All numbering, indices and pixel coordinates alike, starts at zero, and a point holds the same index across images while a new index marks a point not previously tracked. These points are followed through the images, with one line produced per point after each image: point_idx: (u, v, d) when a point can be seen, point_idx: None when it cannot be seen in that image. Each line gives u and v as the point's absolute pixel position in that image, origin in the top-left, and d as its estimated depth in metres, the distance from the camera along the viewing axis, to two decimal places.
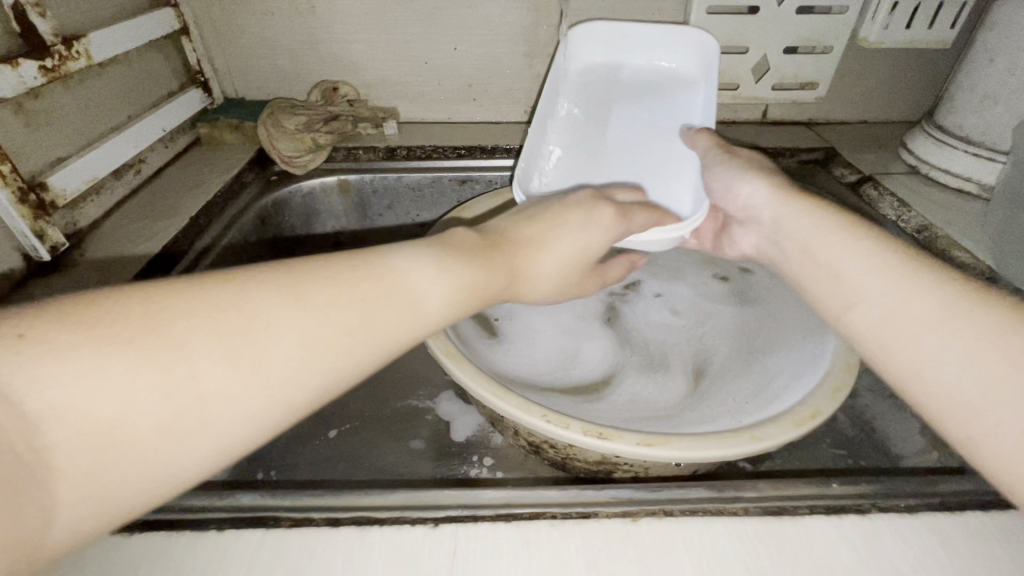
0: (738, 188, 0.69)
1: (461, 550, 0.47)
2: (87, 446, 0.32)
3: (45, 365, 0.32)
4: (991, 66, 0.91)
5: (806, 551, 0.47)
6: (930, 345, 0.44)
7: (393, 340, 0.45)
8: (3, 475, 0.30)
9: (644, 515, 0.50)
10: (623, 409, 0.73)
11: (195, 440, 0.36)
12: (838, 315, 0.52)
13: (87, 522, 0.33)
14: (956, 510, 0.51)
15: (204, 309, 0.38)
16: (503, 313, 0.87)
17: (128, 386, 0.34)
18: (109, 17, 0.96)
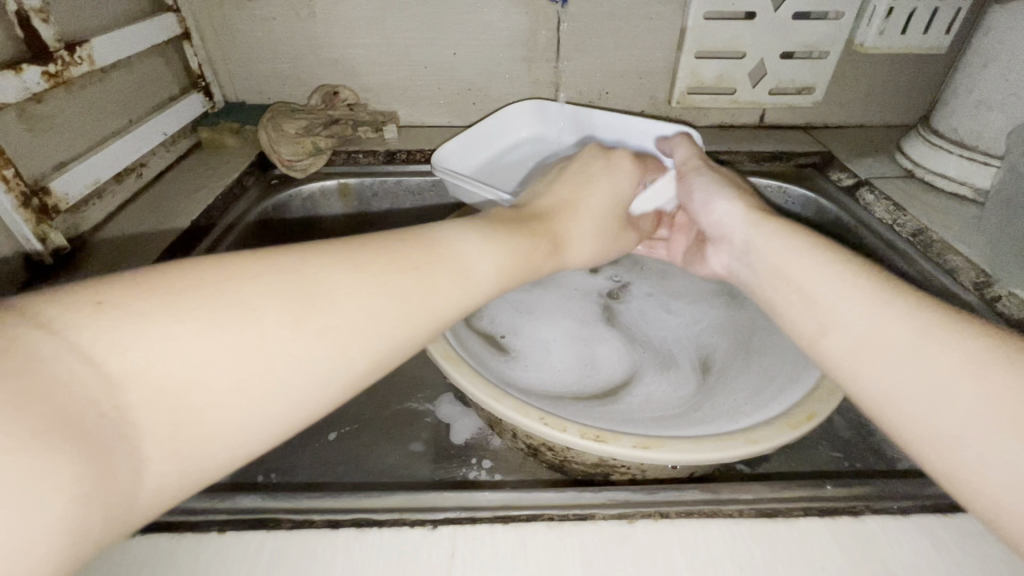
0: (715, 204, 0.67)
1: (459, 551, 0.48)
2: (163, 405, 0.32)
3: (125, 325, 0.32)
4: (986, 72, 0.92)
5: (801, 553, 0.48)
6: (907, 373, 0.43)
7: (446, 309, 0.47)
8: (96, 435, 0.29)
9: (640, 516, 0.51)
10: (637, 412, 0.71)
11: (267, 397, 0.36)
12: (811, 341, 0.51)
13: (167, 486, 0.33)
14: (949, 512, 0.51)
15: (272, 272, 0.39)
16: (506, 328, 0.86)
17: (206, 346, 0.34)
18: (111, 22, 0.97)
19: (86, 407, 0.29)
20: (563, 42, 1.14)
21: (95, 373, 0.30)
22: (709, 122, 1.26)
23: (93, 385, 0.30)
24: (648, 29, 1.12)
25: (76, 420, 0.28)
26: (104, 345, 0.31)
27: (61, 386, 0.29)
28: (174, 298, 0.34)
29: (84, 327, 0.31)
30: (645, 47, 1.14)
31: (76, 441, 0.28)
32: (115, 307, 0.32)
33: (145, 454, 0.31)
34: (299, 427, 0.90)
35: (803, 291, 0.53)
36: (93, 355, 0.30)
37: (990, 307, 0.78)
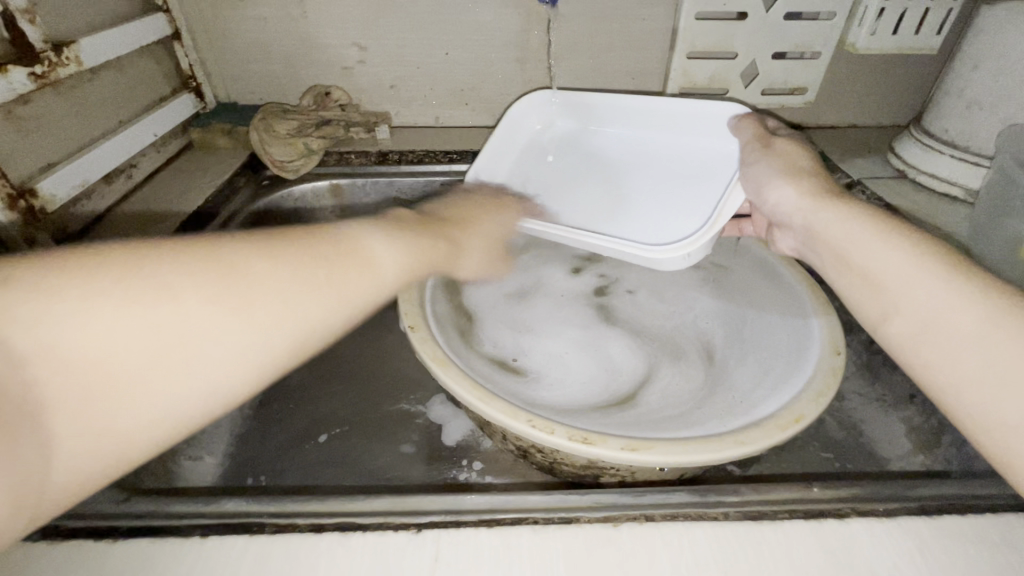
0: (767, 195, 0.66)
1: (443, 555, 0.48)
2: (70, 386, 0.34)
3: (47, 301, 0.33)
4: (977, 73, 0.92)
5: (786, 556, 0.48)
6: (972, 362, 0.44)
7: (362, 299, 0.47)
8: (7, 415, 0.31)
9: (626, 519, 0.50)
10: (660, 413, 0.71)
11: (179, 385, 0.38)
12: (878, 324, 0.52)
13: (81, 463, 0.35)
14: (933, 514, 0.51)
15: (188, 256, 0.39)
16: (516, 351, 0.84)
17: (122, 328, 0.35)
18: (100, 23, 0.96)
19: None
20: (555, 42, 1.14)
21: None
22: None
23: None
24: (640, 29, 1.12)
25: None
26: (9, 327, 0.32)
27: None
28: (87, 277, 0.35)
29: (0, 306, 0.32)
30: (638, 48, 1.14)
31: None
32: (28, 285, 0.33)
33: (46, 432, 0.33)
34: (289, 429, 0.90)
35: (869, 277, 0.52)
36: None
37: None
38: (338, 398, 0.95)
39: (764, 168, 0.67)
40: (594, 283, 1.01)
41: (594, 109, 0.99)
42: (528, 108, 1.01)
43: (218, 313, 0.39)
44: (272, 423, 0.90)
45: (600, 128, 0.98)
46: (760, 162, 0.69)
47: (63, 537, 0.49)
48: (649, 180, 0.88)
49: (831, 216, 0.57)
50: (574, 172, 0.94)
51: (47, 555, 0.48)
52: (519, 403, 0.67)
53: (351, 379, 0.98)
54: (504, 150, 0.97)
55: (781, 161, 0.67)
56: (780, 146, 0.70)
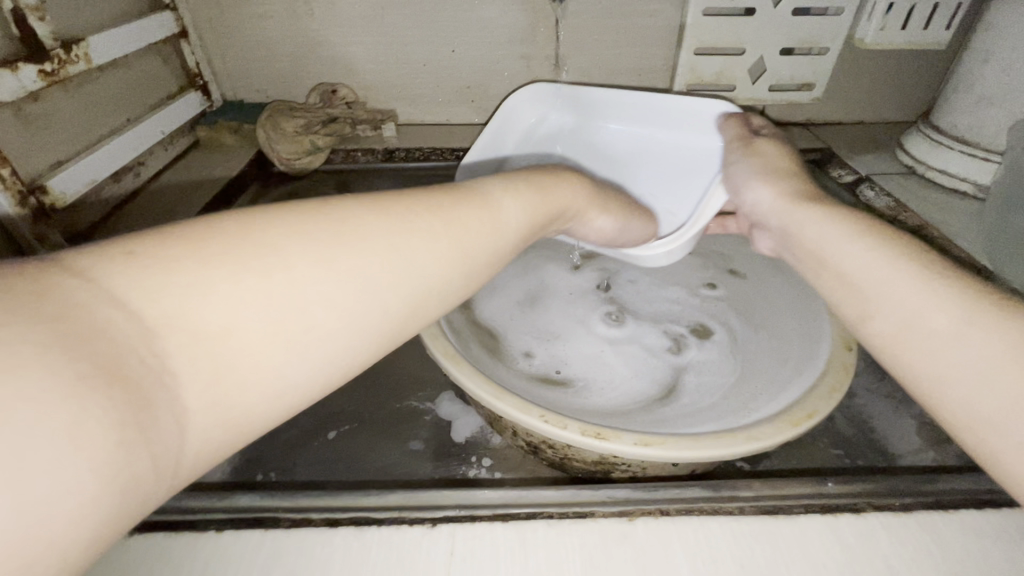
0: (746, 194, 0.67)
1: (458, 549, 0.48)
2: (199, 356, 0.30)
3: (160, 272, 0.30)
4: (986, 67, 0.91)
5: (802, 552, 0.47)
6: (950, 364, 0.42)
7: (477, 250, 0.44)
8: (134, 383, 0.27)
9: (640, 514, 0.50)
10: (699, 405, 0.71)
11: (299, 354, 0.34)
12: (856, 325, 0.51)
13: (212, 442, 0.31)
14: (950, 509, 0.51)
15: (303, 219, 0.36)
16: (556, 363, 0.82)
17: (239, 292, 0.31)
18: (108, 21, 0.96)
19: (122, 353, 0.27)
20: (562, 38, 1.13)
21: (129, 322, 0.28)
22: None
23: (129, 333, 0.28)
24: (647, 26, 1.11)
25: (113, 369, 0.26)
26: (134, 296, 0.29)
27: (97, 334, 0.27)
28: (208, 246, 0.32)
29: (115, 275, 0.29)
30: (645, 44, 1.14)
31: (110, 392, 0.26)
32: (142, 259, 0.30)
33: (183, 406, 0.29)
34: (299, 426, 0.90)
35: (845, 279, 0.52)
36: (118, 304, 0.28)
37: None
38: (346, 395, 0.95)
39: (745, 168, 0.69)
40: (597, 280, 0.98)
41: (587, 104, 0.98)
42: (523, 101, 0.98)
43: (338, 275, 0.35)
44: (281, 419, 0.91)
45: (601, 122, 0.97)
46: (739, 161, 0.71)
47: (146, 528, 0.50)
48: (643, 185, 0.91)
49: (807, 216, 0.58)
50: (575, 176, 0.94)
51: None
52: (546, 407, 0.66)
53: (359, 376, 0.98)
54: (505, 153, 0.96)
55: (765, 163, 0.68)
56: (763, 145, 0.72)
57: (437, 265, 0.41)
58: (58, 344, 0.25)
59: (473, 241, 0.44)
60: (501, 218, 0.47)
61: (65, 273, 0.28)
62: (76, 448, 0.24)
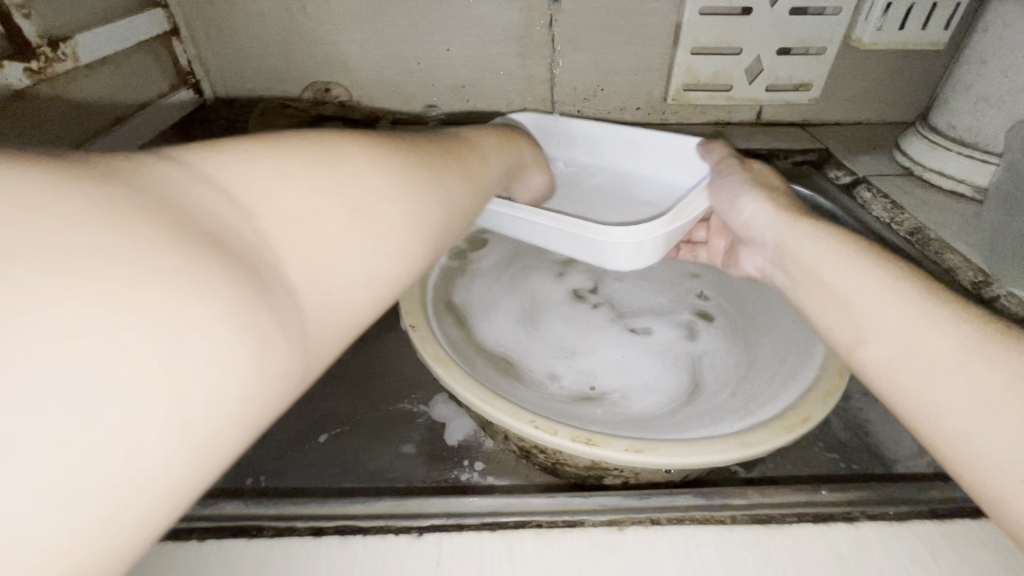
0: (743, 206, 0.66)
1: (445, 559, 0.47)
2: (295, 236, 0.31)
3: (238, 163, 0.32)
4: (984, 69, 0.91)
5: (794, 562, 0.46)
6: (951, 389, 0.42)
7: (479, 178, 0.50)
8: (240, 255, 0.28)
9: (631, 523, 0.49)
10: (716, 404, 0.70)
11: (380, 244, 0.35)
12: (849, 349, 0.50)
13: (322, 324, 0.32)
14: (945, 518, 0.50)
15: (354, 136, 0.39)
16: (587, 379, 0.79)
17: (319, 181, 0.34)
18: (97, 19, 0.95)
19: (227, 229, 0.29)
20: (557, 38, 1.12)
21: (228, 201, 0.30)
22: (705, 119, 1.25)
23: (228, 213, 0.30)
24: (644, 25, 1.10)
25: (221, 242, 0.28)
26: (227, 184, 0.31)
27: (198, 210, 0.28)
28: (278, 149, 0.34)
29: (207, 165, 0.31)
30: (641, 44, 1.13)
31: (224, 258, 0.27)
32: (220, 152, 0.32)
33: (290, 284, 0.31)
34: (289, 429, 0.89)
35: (840, 299, 0.52)
36: (216, 187, 0.30)
37: (987, 306, 0.77)
38: (337, 398, 0.94)
39: (737, 182, 0.69)
40: (588, 284, 0.96)
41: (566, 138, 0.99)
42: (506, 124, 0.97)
43: (398, 177, 0.39)
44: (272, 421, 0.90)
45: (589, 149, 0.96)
46: (731, 176, 0.71)
47: None
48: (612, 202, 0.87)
49: (804, 234, 0.58)
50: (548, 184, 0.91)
51: None
52: (565, 422, 0.63)
53: (351, 380, 0.97)
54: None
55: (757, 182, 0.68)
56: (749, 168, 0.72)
57: (461, 189, 0.46)
58: (167, 213, 0.27)
59: (475, 173, 0.50)
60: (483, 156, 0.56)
61: (158, 163, 0.30)
62: (198, 296, 0.25)
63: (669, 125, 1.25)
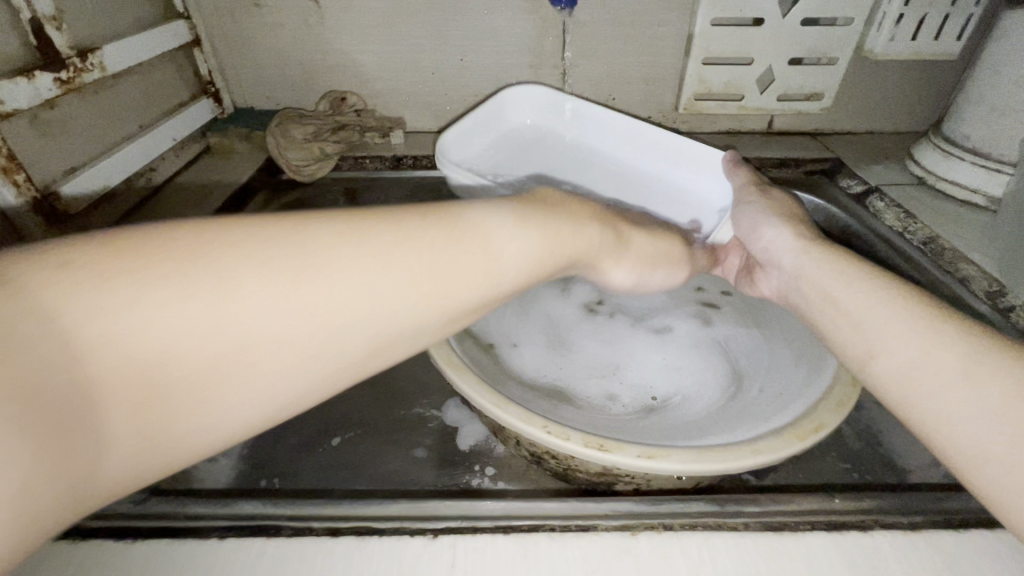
0: (763, 232, 0.69)
1: (460, 561, 0.47)
2: (122, 392, 0.29)
3: (67, 295, 0.29)
4: (998, 79, 0.91)
5: (807, 569, 0.47)
6: (961, 400, 0.42)
7: (456, 300, 0.41)
8: (52, 410, 0.27)
9: (643, 529, 0.50)
10: (749, 399, 0.71)
11: (234, 393, 0.33)
12: (862, 364, 0.51)
13: (137, 469, 0.31)
14: (960, 528, 0.50)
15: (278, 272, 0.34)
16: (647, 389, 0.79)
17: (163, 327, 0.31)
18: (124, 30, 0.98)
19: (45, 381, 0.27)
20: (570, 48, 1.14)
21: (71, 337, 0.28)
22: (717, 128, 1.26)
23: (48, 359, 0.27)
24: (656, 35, 1.11)
25: (30, 399, 0.26)
26: (46, 328, 0.28)
27: (19, 358, 0.26)
28: (125, 276, 0.31)
29: (37, 292, 0.29)
30: (653, 53, 1.14)
31: (29, 423, 0.26)
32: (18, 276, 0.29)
33: (113, 433, 0.30)
34: (302, 432, 0.90)
35: (851, 318, 0.53)
36: (36, 330, 0.28)
37: (1002, 316, 0.77)
38: (350, 402, 0.95)
39: (759, 211, 0.72)
40: (594, 295, 0.96)
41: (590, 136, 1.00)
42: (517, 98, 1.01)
43: (286, 309, 0.34)
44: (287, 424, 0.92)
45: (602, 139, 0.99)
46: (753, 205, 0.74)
47: (147, 535, 0.50)
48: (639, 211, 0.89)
49: (820, 259, 0.60)
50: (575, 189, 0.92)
51: (65, 551, 0.48)
52: (608, 432, 0.64)
53: (363, 385, 0.98)
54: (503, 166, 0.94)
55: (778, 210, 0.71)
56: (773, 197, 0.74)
57: (408, 312, 0.39)
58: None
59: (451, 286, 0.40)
60: (498, 254, 0.43)
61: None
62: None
63: (681, 133, 1.26)
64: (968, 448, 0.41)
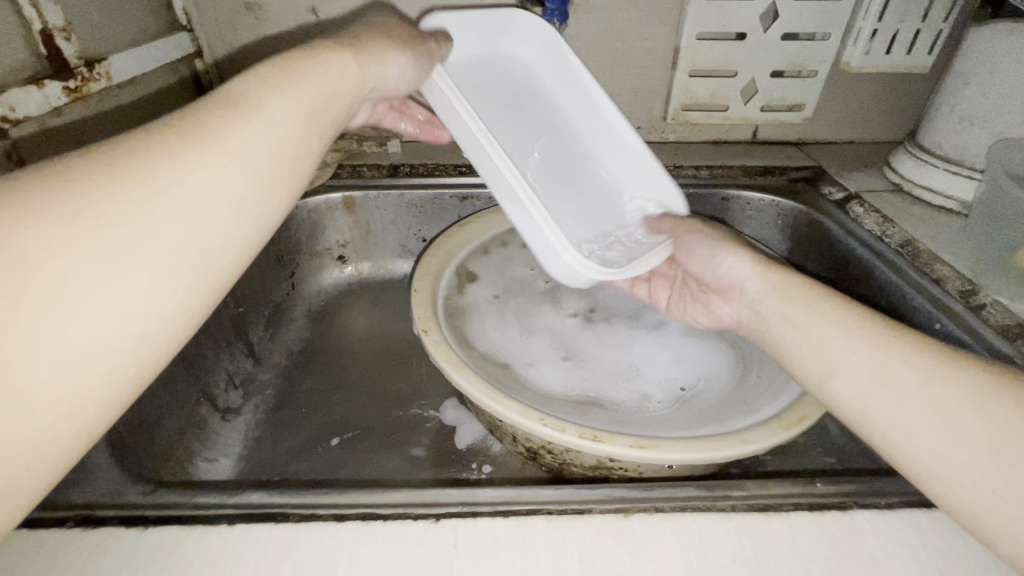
0: (719, 259, 0.69)
1: (461, 542, 0.50)
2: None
3: None
4: (967, 90, 0.96)
5: (792, 547, 0.49)
6: (917, 412, 0.46)
7: (263, 157, 0.47)
8: None
9: (636, 511, 0.52)
10: (750, 382, 0.76)
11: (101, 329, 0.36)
12: (821, 385, 0.53)
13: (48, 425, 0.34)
14: (934, 507, 0.53)
15: (58, 193, 0.36)
16: (673, 382, 0.84)
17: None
18: (128, 41, 1.01)
19: None
20: None
21: None
22: (703, 138, 1.30)
23: None
24: (644, 49, 1.16)
25: None
26: None
27: None
28: None
29: None
30: (641, 66, 1.18)
31: None
32: None
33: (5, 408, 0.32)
34: (301, 433, 0.92)
35: (810, 334, 0.55)
36: None
37: (975, 313, 0.81)
38: (350, 403, 0.97)
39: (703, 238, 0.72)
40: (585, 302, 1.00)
41: (580, 95, 0.92)
42: (512, 23, 0.92)
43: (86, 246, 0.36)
44: (287, 426, 0.93)
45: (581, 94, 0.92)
46: (695, 237, 0.73)
47: (155, 523, 0.52)
48: (589, 189, 0.87)
49: (778, 282, 0.62)
50: (533, 133, 0.87)
51: (76, 538, 0.50)
52: (612, 428, 0.66)
53: (361, 387, 1.00)
54: (482, 95, 0.86)
55: (725, 238, 0.72)
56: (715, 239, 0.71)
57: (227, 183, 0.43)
58: None
59: (248, 154, 0.45)
60: (270, 117, 0.48)
61: None
62: None
63: (669, 142, 1.30)
64: (930, 464, 0.45)
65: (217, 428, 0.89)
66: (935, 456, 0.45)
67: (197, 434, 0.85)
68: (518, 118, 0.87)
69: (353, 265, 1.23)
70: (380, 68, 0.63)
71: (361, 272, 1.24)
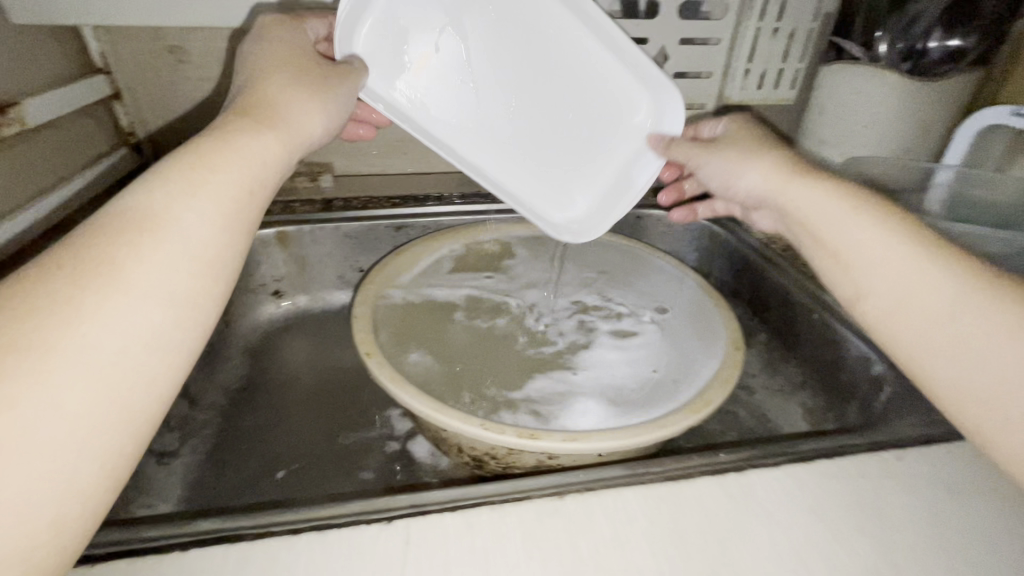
0: (742, 178, 0.79)
1: (414, 538, 0.54)
2: None
3: None
4: (822, 118, 1.15)
5: (699, 506, 0.58)
6: (944, 334, 0.53)
7: (173, 285, 0.47)
8: None
9: (570, 492, 0.59)
10: (697, 366, 0.84)
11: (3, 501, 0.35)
12: (854, 301, 0.63)
13: None
14: (813, 460, 0.64)
15: None
16: (651, 366, 0.88)
17: None
18: (40, 86, 0.99)
19: None
20: None
21: None
22: None
23: None
24: None
25: None
26: None
27: None
28: None
29: None
30: None
31: None
32: None
33: None
34: (245, 470, 0.92)
35: (846, 258, 0.63)
36: None
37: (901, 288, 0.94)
38: (296, 436, 0.98)
39: (719, 165, 0.82)
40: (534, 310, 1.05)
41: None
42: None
43: None
44: (229, 464, 0.92)
45: None
46: (710, 163, 0.83)
47: (104, 559, 0.52)
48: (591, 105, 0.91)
49: (800, 190, 0.70)
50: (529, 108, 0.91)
51: None
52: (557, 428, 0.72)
53: (306, 419, 1.01)
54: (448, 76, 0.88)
55: (742, 150, 0.80)
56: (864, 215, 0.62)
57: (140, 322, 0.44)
58: None
59: (158, 287, 0.46)
60: (179, 237, 0.48)
61: None
62: None
63: None
64: (945, 380, 0.53)
65: (154, 471, 0.87)
66: (958, 379, 0.52)
67: (135, 481, 0.82)
68: (497, 100, 0.90)
69: (289, 299, 1.24)
70: (305, 132, 0.67)
71: (299, 306, 1.25)
